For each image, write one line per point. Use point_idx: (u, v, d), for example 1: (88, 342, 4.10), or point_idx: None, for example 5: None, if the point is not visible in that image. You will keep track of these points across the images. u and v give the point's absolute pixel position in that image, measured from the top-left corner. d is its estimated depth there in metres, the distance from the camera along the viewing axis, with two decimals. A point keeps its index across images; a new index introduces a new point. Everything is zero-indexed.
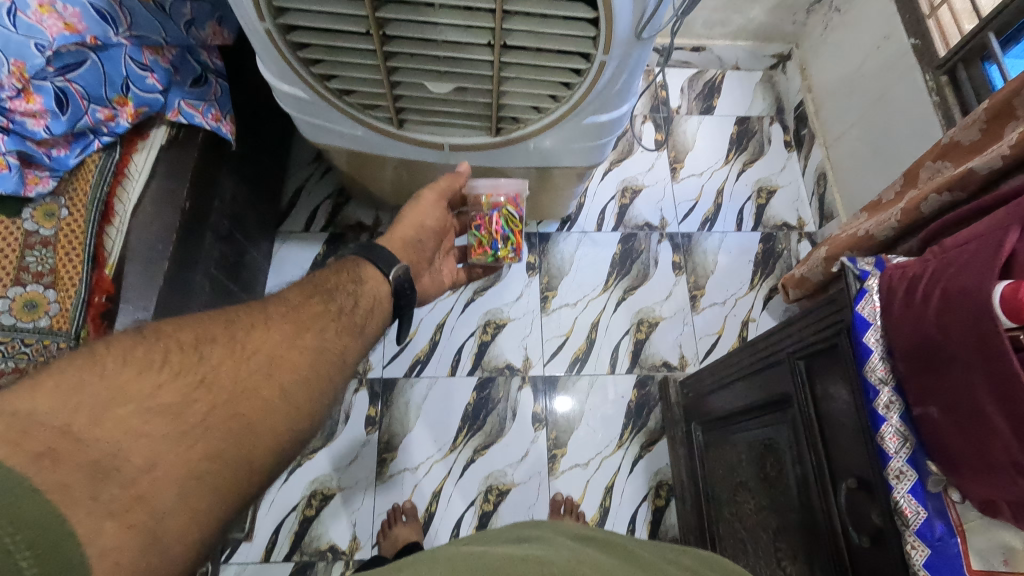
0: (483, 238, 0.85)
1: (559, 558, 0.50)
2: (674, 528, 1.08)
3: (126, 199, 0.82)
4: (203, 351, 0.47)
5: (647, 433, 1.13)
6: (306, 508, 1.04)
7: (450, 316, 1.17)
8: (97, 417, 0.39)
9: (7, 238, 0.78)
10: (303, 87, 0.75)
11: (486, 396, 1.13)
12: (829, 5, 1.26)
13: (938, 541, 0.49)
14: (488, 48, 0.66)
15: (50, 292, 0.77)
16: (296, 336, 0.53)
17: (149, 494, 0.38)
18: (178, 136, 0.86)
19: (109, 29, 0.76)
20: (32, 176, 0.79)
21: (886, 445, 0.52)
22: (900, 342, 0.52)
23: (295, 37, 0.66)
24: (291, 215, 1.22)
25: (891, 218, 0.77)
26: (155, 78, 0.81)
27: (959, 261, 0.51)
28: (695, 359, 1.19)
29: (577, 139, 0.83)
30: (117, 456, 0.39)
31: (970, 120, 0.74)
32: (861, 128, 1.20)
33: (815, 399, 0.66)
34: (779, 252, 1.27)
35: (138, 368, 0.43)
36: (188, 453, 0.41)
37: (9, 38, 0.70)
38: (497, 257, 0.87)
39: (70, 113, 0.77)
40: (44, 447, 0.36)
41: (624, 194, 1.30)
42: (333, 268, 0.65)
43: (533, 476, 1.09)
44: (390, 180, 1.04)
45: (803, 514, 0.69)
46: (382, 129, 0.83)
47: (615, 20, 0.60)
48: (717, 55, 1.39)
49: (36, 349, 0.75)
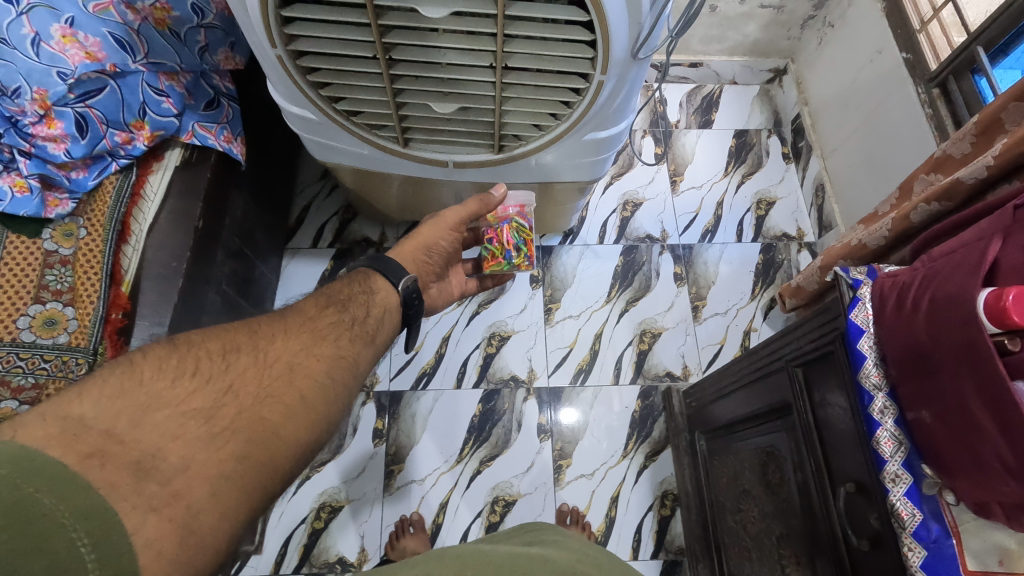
0: (495, 248, 0.86)
1: (560, 558, 0.55)
2: (680, 538, 1.08)
3: (142, 220, 0.85)
4: (229, 359, 0.50)
5: (652, 443, 1.14)
6: (315, 521, 1.05)
7: (455, 329, 1.19)
8: (137, 420, 0.42)
9: (29, 258, 0.81)
10: (312, 109, 0.78)
11: (491, 408, 1.14)
12: (823, 21, 1.29)
13: (934, 543, 0.50)
14: (490, 70, 0.69)
15: (68, 309, 0.80)
16: (314, 345, 0.56)
17: (186, 491, 0.41)
18: (192, 158, 0.89)
19: (128, 57, 0.80)
20: (53, 198, 0.84)
21: (880, 449, 0.54)
22: (892, 348, 0.54)
23: (305, 62, 0.69)
24: (299, 231, 1.25)
25: (882, 228, 0.80)
26: (170, 102, 0.85)
27: (946, 269, 0.53)
28: (697, 369, 1.20)
29: (577, 155, 0.86)
30: (156, 455, 0.41)
31: (959, 133, 0.76)
32: (857, 140, 1.23)
33: (813, 406, 0.67)
34: (779, 263, 1.29)
35: (172, 377, 0.46)
36: (218, 454, 0.43)
37: (32, 67, 0.75)
38: (512, 264, 0.86)
39: (89, 136, 0.81)
40: (94, 447, 0.39)
41: (625, 207, 1.32)
42: (345, 280, 0.68)
43: (538, 486, 1.10)
44: (396, 197, 1.07)
45: (806, 520, 0.70)
46: (389, 148, 0.86)
47: (613, 42, 0.62)
48: (714, 71, 1.42)
49: (55, 365, 0.77)
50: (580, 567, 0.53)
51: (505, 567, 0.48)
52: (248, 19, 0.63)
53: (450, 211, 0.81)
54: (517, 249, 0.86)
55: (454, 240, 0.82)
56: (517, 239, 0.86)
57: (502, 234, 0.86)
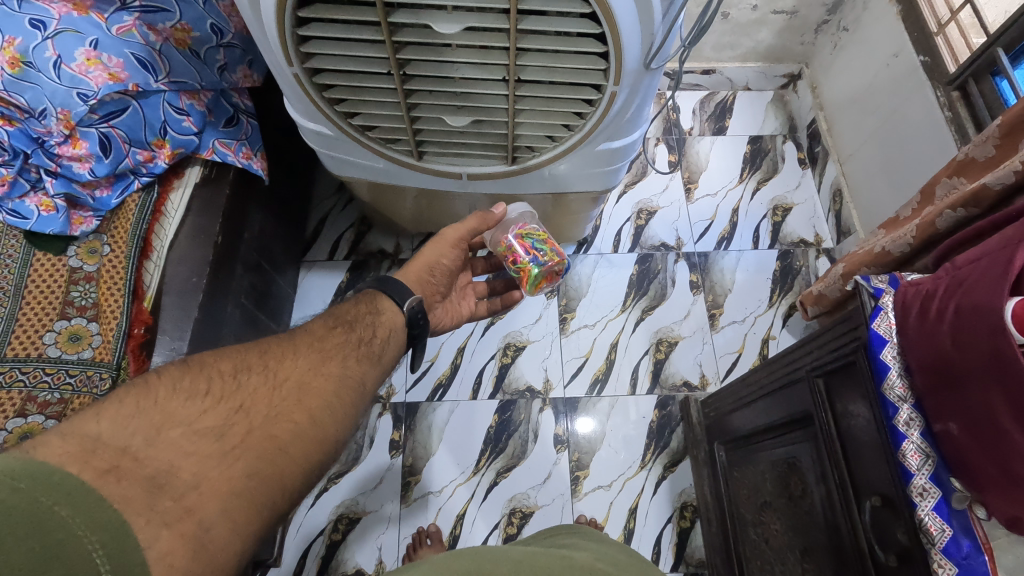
0: (523, 264, 0.87)
1: (579, 557, 0.55)
2: (700, 550, 1.06)
3: (163, 236, 0.87)
4: (240, 379, 0.51)
5: (670, 453, 1.13)
6: (332, 532, 1.05)
7: (470, 340, 1.20)
8: (152, 438, 0.43)
9: (55, 275, 0.84)
10: (327, 125, 0.79)
11: (508, 419, 1.14)
12: (838, 25, 1.28)
13: (965, 559, 0.49)
14: (503, 83, 0.69)
15: (93, 325, 0.82)
16: (322, 364, 0.57)
17: (197, 507, 0.41)
18: (211, 174, 0.91)
19: (150, 77, 0.81)
20: (78, 216, 0.86)
21: (907, 462, 0.53)
22: (917, 359, 0.53)
23: (321, 80, 0.70)
24: (315, 244, 1.26)
25: (907, 233, 0.78)
26: (190, 120, 0.87)
27: (971, 278, 0.52)
28: (715, 378, 1.19)
29: (590, 165, 0.86)
30: (170, 472, 0.42)
31: (983, 137, 0.74)
32: (875, 144, 1.21)
33: (835, 417, 0.66)
34: (797, 269, 1.27)
35: (185, 396, 0.46)
36: (229, 471, 0.44)
37: (56, 89, 0.77)
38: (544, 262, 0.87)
39: (112, 156, 0.83)
40: (110, 463, 0.40)
41: (639, 215, 1.32)
42: (353, 300, 0.68)
43: (556, 498, 1.09)
44: (410, 209, 1.08)
45: (830, 534, 0.68)
46: (403, 161, 0.86)
47: (625, 53, 0.62)
48: (728, 77, 1.42)
49: (80, 379, 0.78)
50: (597, 565, 0.54)
51: (521, 566, 0.49)
52: (266, 39, 0.65)
53: (447, 230, 0.82)
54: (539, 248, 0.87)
55: (456, 257, 0.83)
56: (535, 243, 0.88)
57: (519, 249, 0.87)
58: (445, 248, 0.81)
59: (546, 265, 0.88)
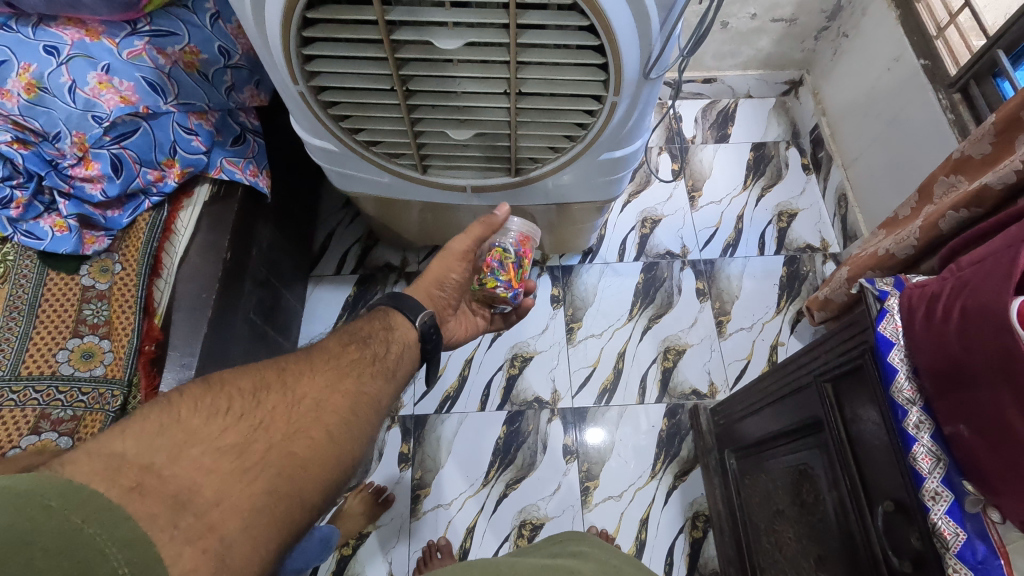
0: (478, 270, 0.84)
1: (585, 567, 0.55)
2: (714, 560, 1.05)
3: (174, 254, 0.89)
4: (260, 397, 0.51)
5: (681, 462, 1.12)
6: (343, 547, 1.05)
7: (478, 351, 1.20)
8: (174, 456, 0.43)
9: (67, 294, 0.84)
10: (333, 141, 0.81)
11: (517, 429, 1.14)
12: (837, 31, 1.29)
13: (981, 564, 0.48)
14: (505, 96, 0.70)
15: (104, 342, 0.82)
16: (338, 382, 0.57)
17: (219, 524, 0.41)
18: (219, 192, 0.93)
19: (160, 99, 0.83)
20: (90, 236, 0.86)
21: (919, 466, 0.52)
22: (925, 361, 0.53)
23: (326, 97, 0.71)
24: (323, 259, 1.28)
25: (910, 236, 0.78)
26: (199, 140, 0.89)
27: (976, 277, 0.51)
28: (724, 385, 1.18)
29: (594, 175, 0.86)
30: (192, 489, 0.42)
31: (978, 134, 0.74)
32: (878, 147, 1.21)
33: (845, 422, 0.66)
34: (803, 274, 1.27)
35: (206, 414, 0.47)
36: (249, 488, 0.44)
37: (70, 113, 0.79)
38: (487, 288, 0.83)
39: (123, 176, 0.85)
40: (135, 480, 0.40)
41: (643, 224, 1.32)
42: (366, 317, 0.69)
43: (566, 509, 1.08)
44: (416, 223, 1.09)
45: (844, 540, 0.67)
46: (409, 175, 0.87)
47: (624, 65, 0.63)
48: (728, 85, 1.43)
49: (92, 397, 0.79)
50: None
51: None
52: (272, 58, 0.66)
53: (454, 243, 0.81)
54: (497, 274, 0.82)
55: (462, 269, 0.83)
56: (501, 264, 0.83)
57: (489, 257, 0.83)
58: (453, 263, 0.80)
59: (485, 289, 0.84)
